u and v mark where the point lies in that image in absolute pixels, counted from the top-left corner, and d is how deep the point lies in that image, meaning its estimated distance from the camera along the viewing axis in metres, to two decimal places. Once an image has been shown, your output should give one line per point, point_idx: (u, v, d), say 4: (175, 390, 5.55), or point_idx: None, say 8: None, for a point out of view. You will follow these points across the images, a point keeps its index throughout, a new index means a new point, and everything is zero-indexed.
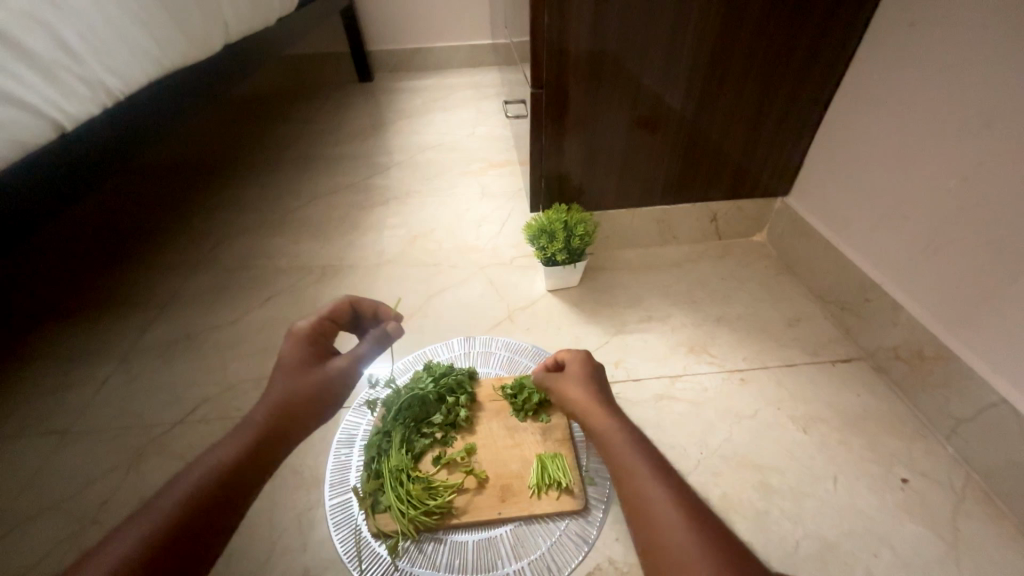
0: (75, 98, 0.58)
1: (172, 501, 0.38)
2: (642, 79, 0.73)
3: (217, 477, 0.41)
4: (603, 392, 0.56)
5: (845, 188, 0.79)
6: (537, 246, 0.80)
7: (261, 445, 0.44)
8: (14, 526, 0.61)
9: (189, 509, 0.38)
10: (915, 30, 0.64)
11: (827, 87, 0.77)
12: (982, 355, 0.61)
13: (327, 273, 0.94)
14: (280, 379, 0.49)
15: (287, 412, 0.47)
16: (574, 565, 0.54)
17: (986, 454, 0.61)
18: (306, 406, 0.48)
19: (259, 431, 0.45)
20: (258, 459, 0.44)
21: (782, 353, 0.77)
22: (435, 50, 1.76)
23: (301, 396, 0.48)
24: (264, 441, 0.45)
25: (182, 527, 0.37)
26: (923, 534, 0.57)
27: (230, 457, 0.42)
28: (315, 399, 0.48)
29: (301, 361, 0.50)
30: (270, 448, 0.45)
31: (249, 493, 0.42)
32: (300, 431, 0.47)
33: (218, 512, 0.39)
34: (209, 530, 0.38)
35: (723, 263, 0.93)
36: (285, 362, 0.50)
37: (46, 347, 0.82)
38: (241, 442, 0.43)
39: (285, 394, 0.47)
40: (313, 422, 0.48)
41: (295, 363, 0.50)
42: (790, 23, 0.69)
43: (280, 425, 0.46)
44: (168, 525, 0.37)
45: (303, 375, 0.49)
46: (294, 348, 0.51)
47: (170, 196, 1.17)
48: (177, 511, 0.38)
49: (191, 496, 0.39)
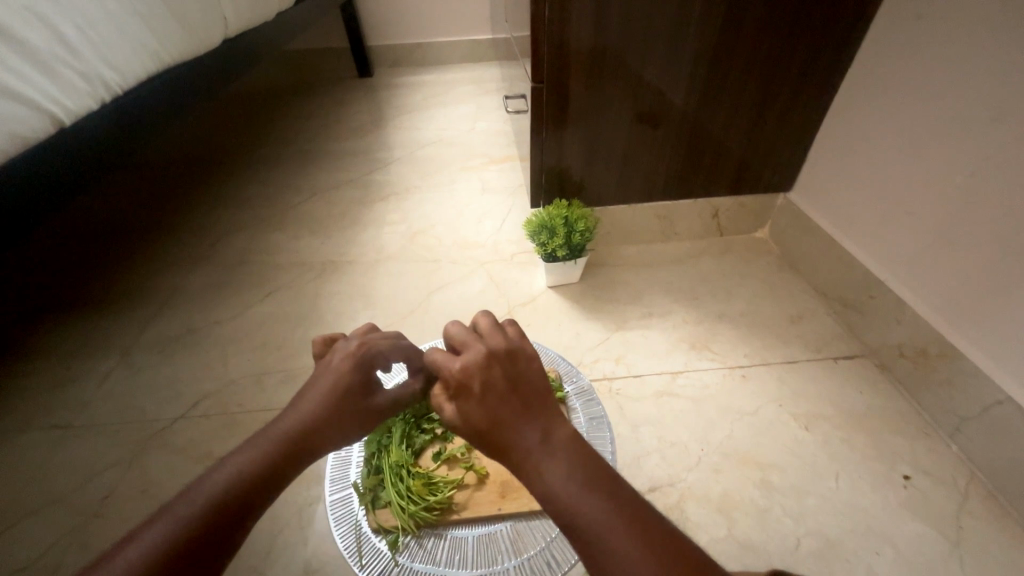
0: (73, 93, 0.58)
1: (191, 507, 0.34)
2: (643, 73, 0.73)
3: (241, 485, 0.36)
4: (494, 393, 0.36)
5: (848, 185, 0.78)
6: (538, 242, 0.80)
7: (287, 458, 0.39)
8: (18, 520, 0.61)
9: (206, 519, 0.34)
10: (921, 24, 0.63)
11: (833, 78, 0.76)
12: (987, 353, 0.60)
13: (327, 269, 0.93)
14: (324, 391, 0.43)
15: (321, 429, 0.42)
16: (573, 561, 0.53)
17: (989, 452, 0.60)
18: (341, 427, 0.43)
19: (287, 441, 0.40)
20: (280, 472, 0.39)
21: (783, 350, 0.76)
22: (435, 45, 1.76)
23: (340, 417, 0.43)
24: (291, 452, 0.40)
25: (201, 537, 0.33)
26: (925, 532, 0.56)
27: (256, 465, 0.38)
28: (351, 425, 0.44)
29: (352, 381, 0.44)
30: (294, 463, 0.40)
31: (266, 505, 0.38)
32: (325, 449, 0.42)
33: (234, 525, 0.35)
34: (219, 548, 0.34)
35: (724, 259, 0.93)
36: (334, 379, 0.44)
37: (49, 342, 0.82)
38: (266, 450, 0.39)
39: (321, 411, 0.42)
40: (341, 445, 0.44)
41: (344, 380, 0.44)
42: (795, 16, 0.68)
43: (309, 440, 0.41)
44: (185, 536, 0.33)
45: (347, 396, 0.44)
46: (346, 369, 0.45)
47: (171, 191, 1.17)
48: (199, 519, 0.34)
49: (213, 505, 0.35)
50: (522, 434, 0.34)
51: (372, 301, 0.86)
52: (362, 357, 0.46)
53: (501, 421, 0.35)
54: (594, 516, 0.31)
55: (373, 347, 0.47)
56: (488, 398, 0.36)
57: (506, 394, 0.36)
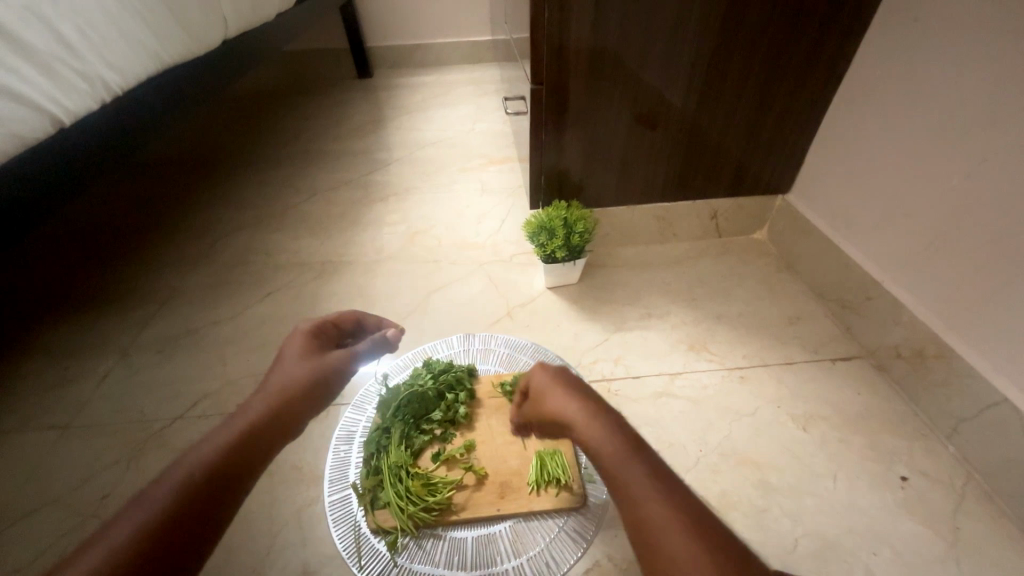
0: (73, 93, 0.58)
1: (164, 491, 0.35)
2: (642, 75, 0.73)
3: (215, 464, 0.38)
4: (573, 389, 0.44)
5: (846, 187, 0.78)
6: (537, 243, 0.80)
7: (260, 431, 0.42)
8: (15, 520, 0.61)
9: (182, 499, 0.35)
10: (919, 27, 0.64)
11: (831, 81, 0.76)
12: (983, 354, 0.61)
13: (327, 269, 0.94)
14: (286, 364, 0.48)
15: (289, 397, 0.45)
16: (573, 562, 0.53)
17: (985, 453, 0.61)
18: (308, 392, 0.47)
19: (258, 416, 0.43)
20: (254, 446, 0.41)
21: (781, 351, 0.77)
22: (435, 46, 1.76)
23: (305, 382, 0.47)
24: (263, 425, 0.42)
25: (178, 517, 0.34)
26: (922, 532, 0.57)
27: (228, 443, 0.39)
28: (317, 384, 0.47)
29: (305, 350, 0.50)
30: (269, 435, 0.42)
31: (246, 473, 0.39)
32: (298, 417, 0.45)
33: (214, 502, 0.36)
34: (201, 511, 0.35)
35: (723, 260, 0.93)
36: (288, 354, 0.50)
37: (48, 341, 0.82)
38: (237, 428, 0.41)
39: (286, 379, 0.46)
40: (308, 407, 0.46)
41: (299, 351, 0.50)
42: (794, 18, 0.68)
43: (277, 409, 0.44)
44: (161, 519, 0.34)
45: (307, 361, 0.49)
46: (296, 343, 0.51)
47: (170, 191, 1.17)
48: (173, 501, 0.35)
49: (188, 487, 0.36)
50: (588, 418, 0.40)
51: (371, 301, 0.86)
52: (312, 331, 0.53)
53: (572, 407, 0.41)
54: (641, 497, 0.34)
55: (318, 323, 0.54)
56: (568, 389, 0.43)
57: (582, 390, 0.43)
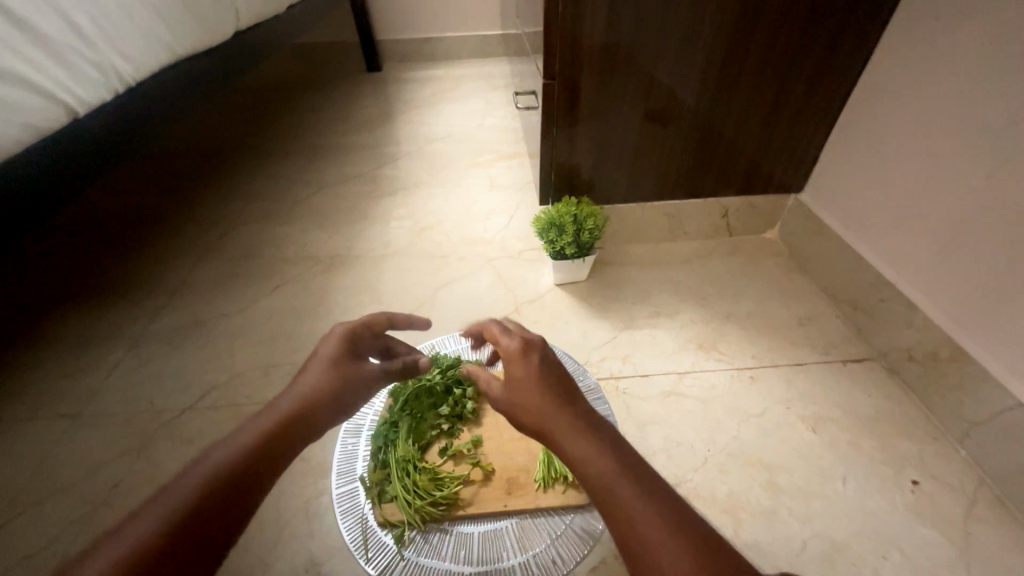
0: (86, 83, 0.58)
1: (186, 489, 0.34)
2: (656, 72, 0.72)
3: (238, 468, 0.37)
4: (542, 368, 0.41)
5: (860, 187, 0.77)
6: (546, 239, 0.79)
7: (285, 434, 0.41)
8: (27, 507, 0.62)
9: (205, 500, 0.34)
10: (940, 24, 0.62)
11: (847, 78, 0.75)
12: (998, 358, 0.60)
13: (335, 263, 0.94)
14: (319, 366, 0.47)
15: (319, 402, 0.44)
16: (579, 559, 0.53)
17: (999, 458, 0.60)
18: (337, 401, 0.46)
19: (283, 419, 0.42)
20: (277, 450, 0.40)
21: (792, 352, 0.76)
22: (445, 40, 1.75)
23: (336, 390, 0.46)
24: (286, 429, 0.41)
25: (198, 519, 0.33)
26: (933, 537, 0.56)
27: (255, 445, 0.39)
28: (345, 395, 0.47)
29: (339, 353, 0.49)
30: (291, 438, 0.42)
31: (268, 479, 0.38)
32: (320, 426, 0.44)
33: (235, 507, 0.36)
34: (222, 518, 0.34)
35: (733, 259, 0.92)
36: (323, 356, 0.48)
37: (58, 331, 0.83)
38: (264, 428, 0.40)
39: (317, 383, 0.45)
40: (331, 420, 0.46)
41: (332, 355, 0.48)
42: (812, 13, 0.67)
43: (304, 418, 0.43)
44: (182, 519, 0.33)
45: (339, 367, 0.47)
46: (333, 346, 0.49)
47: (180, 183, 1.17)
48: (195, 500, 0.34)
49: (210, 488, 0.35)
50: (565, 416, 0.37)
51: (379, 296, 0.86)
52: (350, 335, 0.51)
53: (544, 399, 0.39)
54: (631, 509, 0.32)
55: (354, 327, 0.52)
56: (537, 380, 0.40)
57: (554, 376, 0.40)
